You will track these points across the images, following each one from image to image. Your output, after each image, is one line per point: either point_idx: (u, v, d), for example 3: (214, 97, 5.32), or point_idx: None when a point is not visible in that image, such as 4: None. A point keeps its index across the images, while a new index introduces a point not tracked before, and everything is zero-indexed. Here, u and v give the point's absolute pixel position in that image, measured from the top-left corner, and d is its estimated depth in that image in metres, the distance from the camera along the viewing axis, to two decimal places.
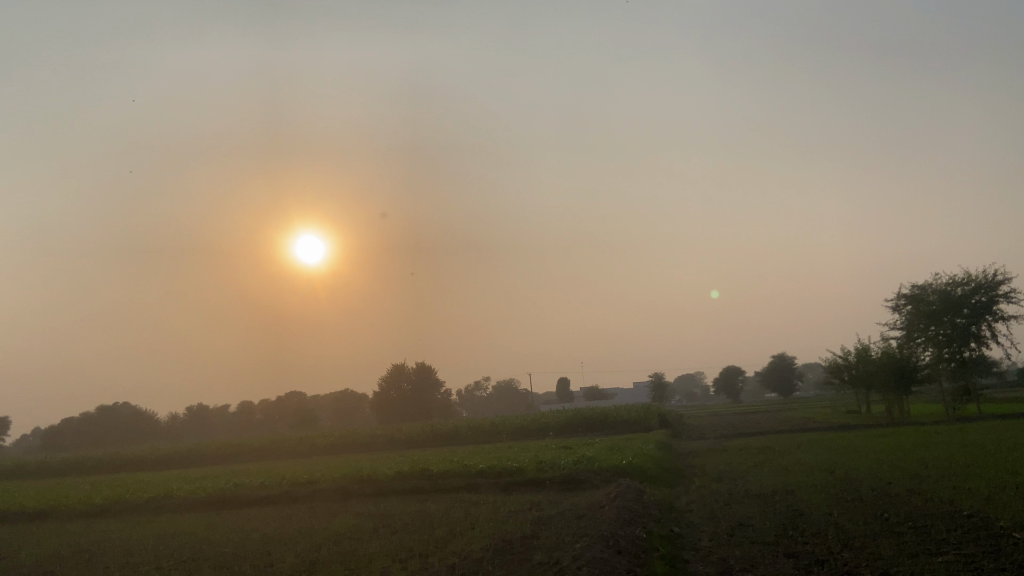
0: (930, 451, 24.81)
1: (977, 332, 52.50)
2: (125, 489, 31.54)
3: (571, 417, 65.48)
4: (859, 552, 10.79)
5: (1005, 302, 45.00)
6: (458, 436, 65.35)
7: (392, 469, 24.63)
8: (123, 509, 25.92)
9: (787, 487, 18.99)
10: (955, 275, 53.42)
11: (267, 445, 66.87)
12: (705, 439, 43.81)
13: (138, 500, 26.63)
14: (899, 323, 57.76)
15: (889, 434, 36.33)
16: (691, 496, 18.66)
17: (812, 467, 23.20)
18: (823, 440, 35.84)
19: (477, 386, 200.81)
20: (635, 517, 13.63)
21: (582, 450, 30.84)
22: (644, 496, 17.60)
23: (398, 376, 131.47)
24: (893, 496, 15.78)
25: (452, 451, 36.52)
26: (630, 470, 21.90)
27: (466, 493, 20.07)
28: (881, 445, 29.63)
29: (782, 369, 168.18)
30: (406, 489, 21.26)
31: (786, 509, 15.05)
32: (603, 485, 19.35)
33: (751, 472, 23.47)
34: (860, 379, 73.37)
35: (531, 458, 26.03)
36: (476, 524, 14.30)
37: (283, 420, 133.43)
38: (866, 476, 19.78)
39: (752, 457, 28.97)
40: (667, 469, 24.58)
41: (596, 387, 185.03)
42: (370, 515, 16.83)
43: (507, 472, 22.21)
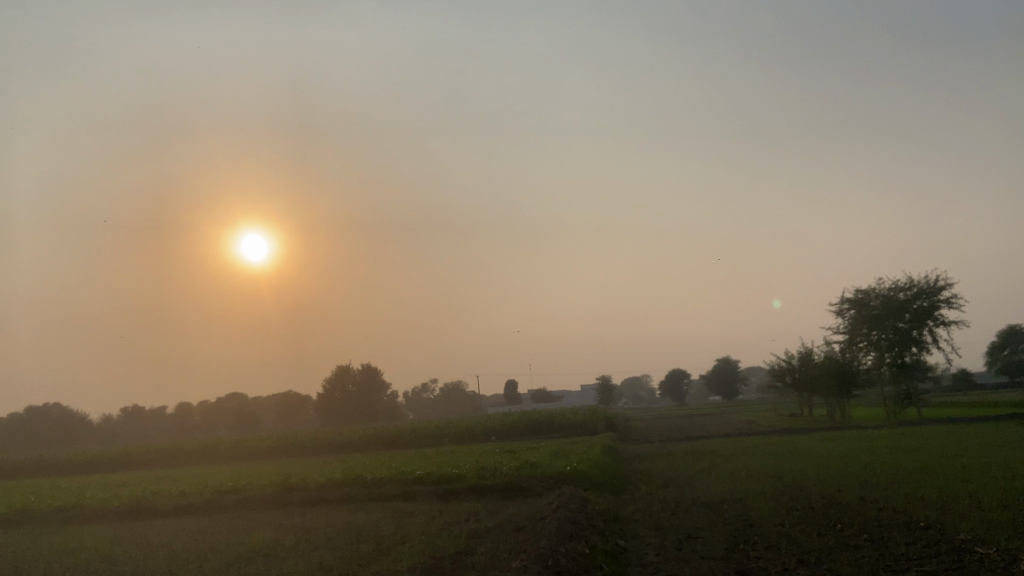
0: (875, 457, 24.80)
1: (917, 338, 53.23)
2: (36, 499, 28.84)
3: (518, 420, 64.61)
4: (817, 569, 10.07)
5: (945, 306, 45.60)
6: (403, 440, 63.88)
7: (324, 476, 23.26)
8: (31, 522, 23.51)
9: (734, 492, 18.36)
10: (896, 283, 54.11)
11: (203, 447, 64.32)
12: (651, 444, 43.39)
13: (47, 514, 24.25)
14: (841, 328, 58.40)
15: (833, 438, 36.24)
16: (637, 505, 17.90)
17: (761, 473, 22.66)
18: (766, 444, 35.54)
19: (424, 389, 198.67)
20: (579, 529, 12.76)
21: (527, 454, 29.96)
22: (593, 505, 16.78)
23: (343, 378, 128.76)
24: (843, 504, 15.24)
25: (392, 455, 35.22)
26: (576, 477, 21.02)
27: (400, 503, 18.92)
28: (827, 450, 29.36)
29: (727, 372, 170.44)
30: (337, 498, 19.98)
31: (738, 519, 14.36)
32: (546, 495, 18.46)
33: (699, 478, 22.81)
34: (802, 383, 74.19)
35: (471, 464, 24.94)
36: (406, 537, 13.21)
37: (224, 423, 129.62)
38: (815, 482, 19.29)
39: (699, 463, 28.43)
40: (613, 475, 23.79)
41: (543, 390, 184.75)
42: (295, 528, 15.60)
43: (445, 480, 21.09)
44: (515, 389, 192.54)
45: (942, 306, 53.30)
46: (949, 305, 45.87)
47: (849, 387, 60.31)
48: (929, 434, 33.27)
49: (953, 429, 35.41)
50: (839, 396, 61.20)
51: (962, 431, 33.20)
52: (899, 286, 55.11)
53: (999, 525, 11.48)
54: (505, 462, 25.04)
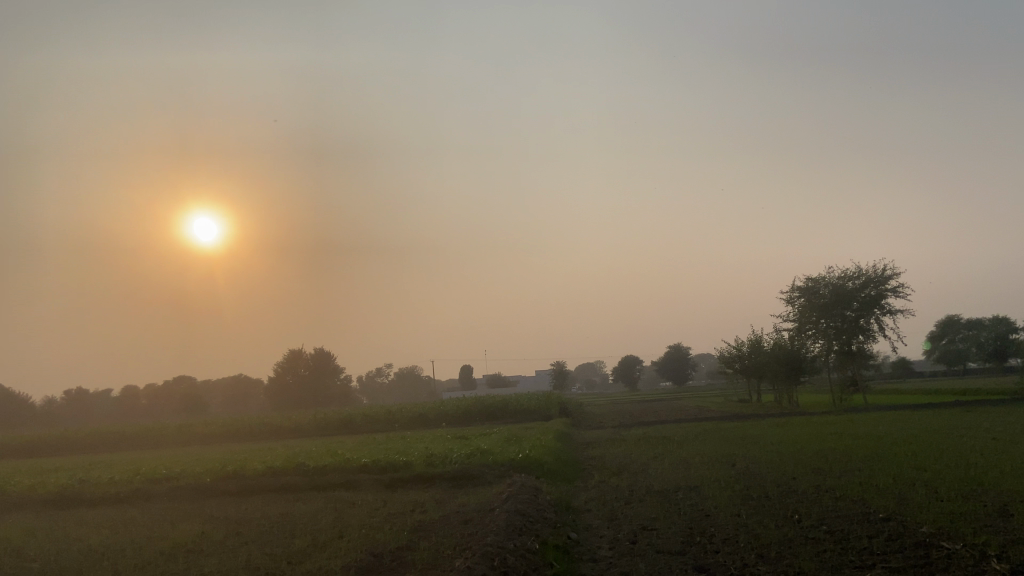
0: (826, 444, 24.79)
1: (866, 326, 53.91)
2: None
3: (470, 405, 63.92)
4: (778, 565, 9.58)
5: (892, 295, 46.16)
6: (353, 426, 62.70)
7: (262, 464, 22.17)
8: None
9: (688, 481, 17.93)
10: (847, 270, 54.61)
11: (143, 432, 62.16)
12: (603, 430, 43.10)
13: None
14: (791, 315, 58.92)
15: (784, 424, 36.34)
16: (589, 494, 17.36)
17: (715, 460, 22.37)
18: (718, 430, 35.48)
19: (377, 374, 196.80)
20: (530, 522, 12.12)
21: (477, 440, 29.26)
22: (544, 493, 16.21)
23: (294, 362, 126.04)
24: (801, 493, 14.91)
25: (338, 442, 34.19)
26: (528, 464, 20.40)
27: (343, 492, 18.06)
28: (779, 437, 29.33)
29: (678, 359, 172.40)
30: (275, 488, 18.98)
31: (694, 508, 13.94)
32: (496, 484, 17.80)
33: (654, 464, 22.44)
34: (752, 370, 75.04)
35: (419, 451, 24.12)
36: (344, 531, 12.42)
37: (170, 407, 126.33)
38: (769, 469, 19.07)
39: (652, 449, 28.10)
40: (565, 462, 23.26)
41: (497, 375, 184.53)
42: (228, 521, 14.69)
43: (392, 468, 20.26)
44: (469, 374, 191.85)
45: (889, 295, 54.06)
46: (897, 294, 46.45)
47: (798, 374, 61.06)
48: (878, 421, 33.56)
49: (899, 416, 35.84)
50: (788, 383, 61.91)
51: (908, 418, 33.58)
52: (849, 274, 55.74)
53: (961, 519, 11.17)
54: (455, 449, 24.27)
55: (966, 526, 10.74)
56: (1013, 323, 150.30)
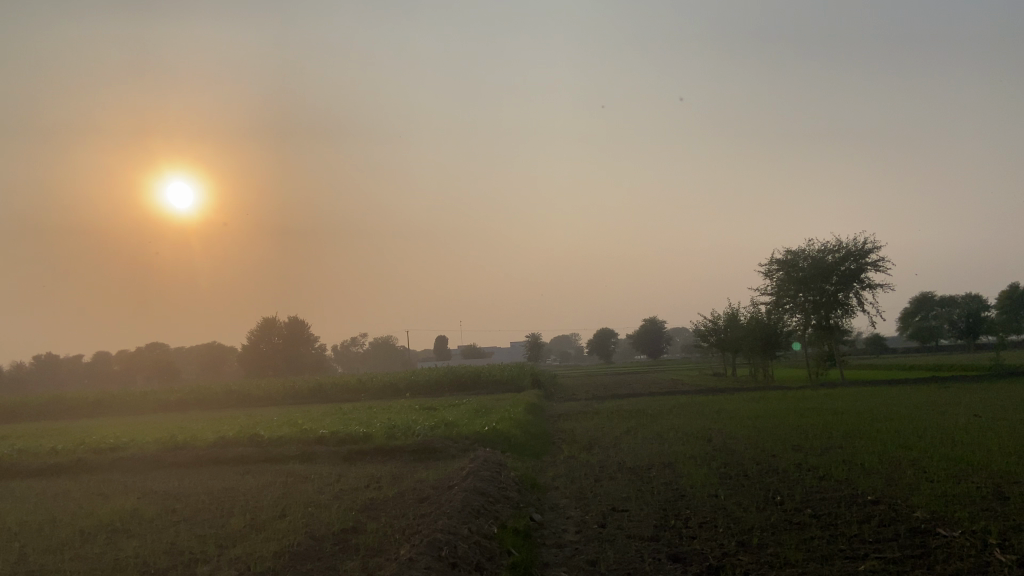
0: (804, 420, 24.12)
1: (844, 300, 53.47)
2: None
3: (443, 375, 63.06)
4: (759, 555, 8.71)
5: (872, 269, 45.63)
6: (325, 395, 61.65)
7: (215, 433, 21.02)
8: None
9: (663, 457, 17.09)
10: (827, 243, 54.04)
11: (109, 397, 60.68)
12: (577, 402, 42.39)
13: None
14: (769, 289, 58.40)
15: (760, 398, 35.75)
16: (558, 470, 16.45)
17: (690, 435, 21.58)
18: (693, 404, 34.84)
19: (353, 343, 195.28)
20: (489, 502, 11.13)
21: (445, 412, 28.30)
22: (511, 469, 15.22)
23: (268, 330, 124.21)
24: (780, 472, 14.11)
25: (303, 411, 33.13)
26: (495, 438, 19.44)
27: (296, 465, 17.00)
28: (756, 411, 28.66)
29: (654, 333, 172.77)
30: (225, 459, 17.86)
31: (666, 487, 13.11)
32: (459, 458, 16.82)
33: (627, 439, 21.61)
34: (728, 343, 74.79)
35: (383, 422, 23.09)
36: (287, 510, 11.40)
37: (140, 373, 124.33)
38: (746, 445, 18.31)
39: (625, 422, 27.32)
40: (535, 436, 22.36)
41: (473, 346, 183.92)
42: (165, 496, 13.59)
43: (352, 440, 19.20)
44: (445, 344, 191.06)
45: (868, 269, 53.60)
46: (877, 268, 45.96)
47: (774, 348, 60.77)
48: (856, 396, 33.04)
49: (876, 392, 35.37)
50: (764, 357, 61.62)
51: (885, 395, 33.09)
52: (828, 247, 55.14)
53: (954, 504, 10.38)
54: (421, 420, 23.28)
55: (961, 512, 9.93)
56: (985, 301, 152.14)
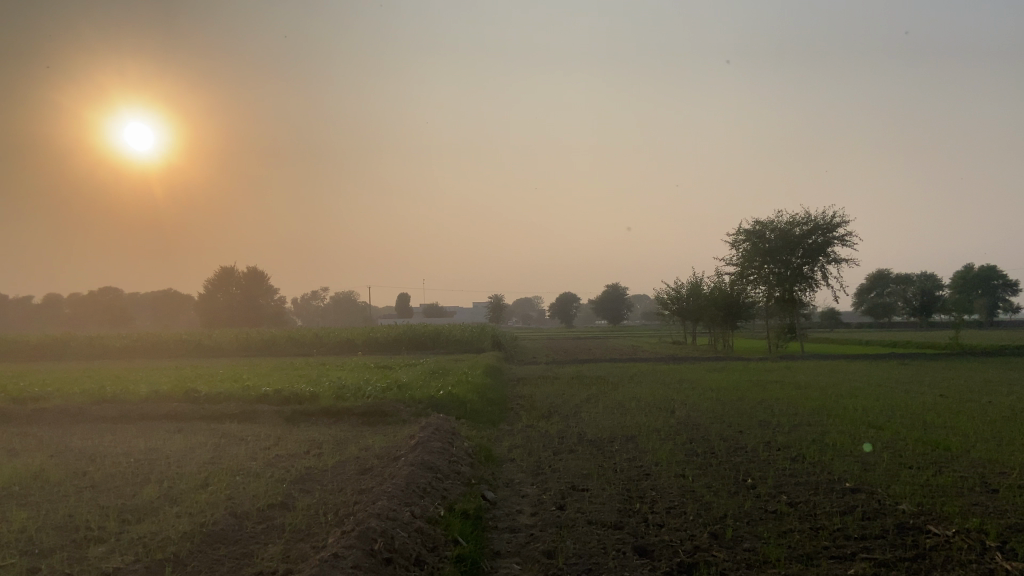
0: (768, 394, 23.51)
1: (809, 273, 53.26)
2: None
3: (402, 333, 61.82)
4: (735, 550, 7.85)
5: (840, 244, 45.31)
6: (280, 348, 60.06)
7: (149, 387, 19.57)
8: None
9: (626, 428, 16.20)
10: (796, 215, 53.59)
11: (52, 341, 58.27)
12: (537, 365, 41.55)
13: None
14: (735, 259, 57.95)
15: (723, 369, 35.28)
16: (514, 440, 15.48)
17: (653, 406, 20.80)
18: (654, 373, 34.19)
19: (314, 296, 192.73)
20: (437, 479, 10.10)
21: (400, 372, 27.15)
22: (464, 439, 14.18)
23: (226, 280, 121.17)
24: (750, 450, 13.31)
25: (252, 365, 31.71)
26: (450, 402, 18.38)
27: (233, 424, 15.78)
28: (719, 383, 28.05)
29: (616, 299, 173.15)
30: (156, 415, 16.54)
31: (630, 464, 12.22)
32: (410, 425, 15.74)
33: (588, 407, 20.75)
34: (690, 312, 74.68)
35: (332, 381, 21.88)
36: (212, 478, 10.28)
37: (91, 318, 120.78)
38: (712, 419, 17.55)
39: (586, 390, 26.49)
40: (493, 402, 21.37)
41: (435, 304, 182.49)
42: (79, 458, 12.32)
43: (296, 399, 17.97)
44: (406, 302, 189.26)
45: (835, 244, 53.38)
46: (844, 243, 45.67)
47: (736, 318, 60.67)
48: (819, 371, 32.68)
49: (838, 367, 35.16)
50: (725, 327, 61.54)
51: (848, 370, 32.80)
52: (797, 219, 54.74)
53: (938, 502, 9.67)
54: (374, 380, 22.14)
55: (947, 513, 9.21)
56: (939, 281, 155.19)
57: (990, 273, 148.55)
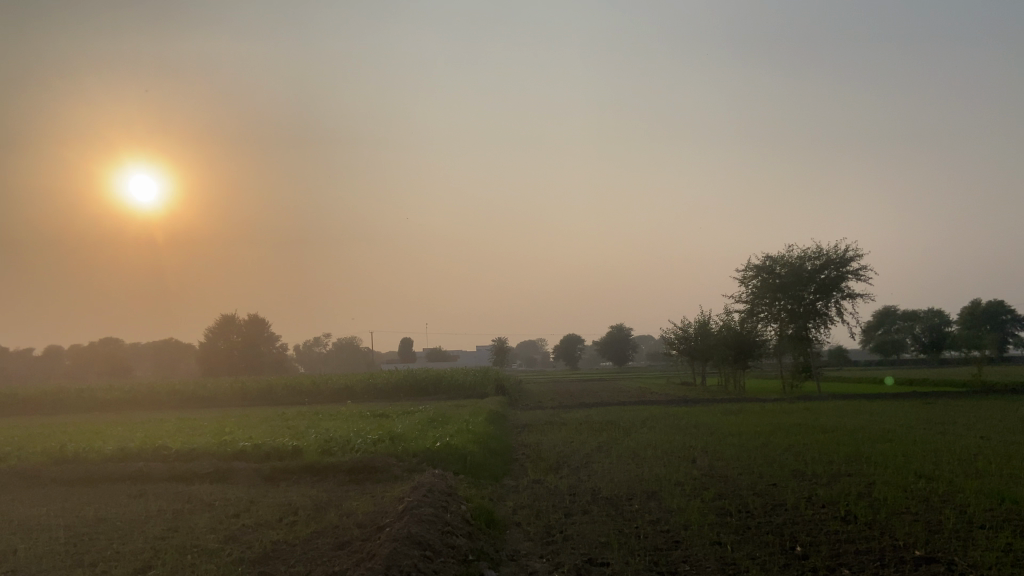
0: (793, 439, 21.72)
1: (823, 309, 51.60)
2: None
3: (403, 378, 59.99)
4: None
5: (854, 277, 43.80)
6: (278, 397, 58.30)
7: (119, 444, 17.92)
8: None
9: (643, 482, 14.54)
10: (807, 249, 52.10)
11: (45, 392, 56.66)
12: (541, 411, 39.63)
13: None
14: (744, 296, 56.37)
15: (738, 412, 33.49)
16: (519, 498, 13.85)
17: (670, 455, 19.03)
18: (667, 416, 32.30)
19: (316, 343, 191.13)
20: (426, 559, 8.57)
21: (396, 421, 25.38)
22: (461, 499, 12.53)
23: (227, 327, 119.73)
24: (789, 507, 11.72)
25: (240, 417, 29.85)
26: (447, 455, 16.69)
27: (204, 485, 14.14)
28: (737, 427, 26.30)
29: (620, 339, 171.27)
30: (120, 476, 14.91)
31: (656, 528, 10.61)
32: (401, 483, 14.09)
33: (599, 458, 19.04)
34: (698, 353, 72.82)
35: (320, 433, 20.13)
36: (159, 559, 8.78)
37: (90, 369, 119.25)
38: (740, 470, 15.84)
39: (596, 437, 24.69)
40: (496, 453, 19.65)
41: (437, 348, 180.71)
42: (17, 532, 10.76)
43: (277, 455, 16.30)
44: (409, 347, 187.44)
45: (848, 278, 51.83)
46: (859, 277, 44.18)
47: (747, 358, 58.88)
48: (841, 413, 30.80)
49: (858, 408, 33.35)
50: (736, 367, 59.68)
51: (872, 412, 30.94)
52: (808, 253, 53.25)
53: None
54: (365, 431, 20.45)
55: None
56: (947, 316, 153.17)
57: (999, 307, 146.17)
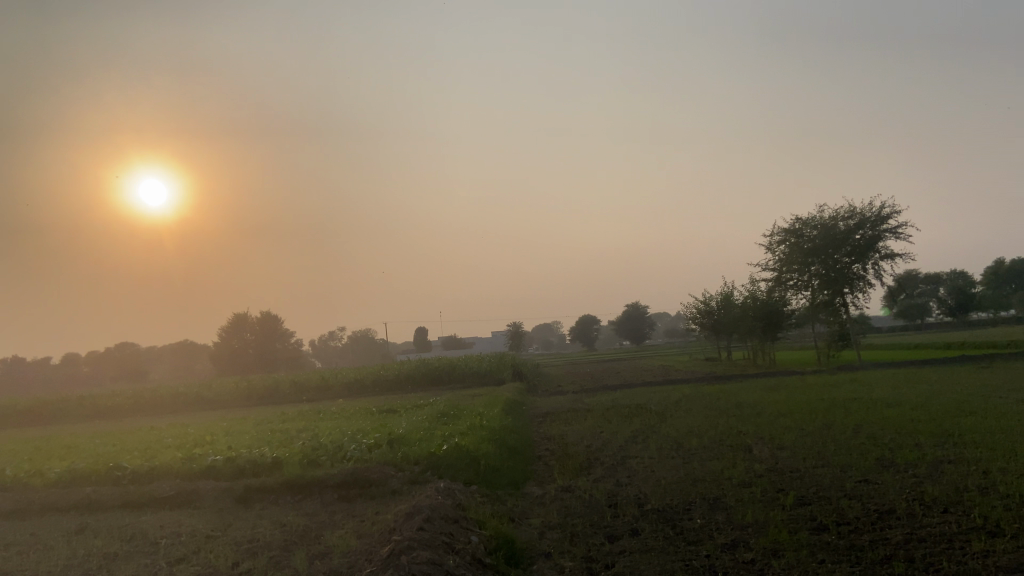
0: (856, 417, 18.94)
1: (859, 272, 48.38)
2: None
3: (417, 369, 57.47)
4: None
5: (892, 236, 40.74)
6: (289, 395, 55.98)
7: (74, 464, 15.43)
8: None
9: (697, 484, 12.08)
10: (839, 210, 48.93)
11: (49, 400, 54.74)
12: (562, 397, 36.98)
13: None
14: (771, 263, 53.40)
15: (778, 388, 30.60)
16: (548, 516, 11.45)
17: (719, 444, 16.36)
18: (701, 396, 29.44)
19: (332, 337, 189.70)
20: None
21: (401, 419, 22.67)
22: (471, 532, 10.17)
23: (241, 327, 117.55)
24: (892, 516, 9.64)
25: (234, 421, 27.36)
26: (456, 461, 14.08)
27: (159, 515, 11.66)
28: (785, 405, 23.39)
29: (636, 318, 168.36)
30: (62, 506, 12.47)
31: (736, 563, 8.61)
32: (398, 502, 11.56)
33: (634, 451, 16.41)
34: (722, 327, 69.83)
35: (309, 438, 17.50)
36: None
37: (107, 373, 118.05)
38: (811, 460, 13.26)
39: (625, 424, 21.95)
40: (515, 452, 17.00)
41: (454, 337, 178.51)
42: None
43: (253, 471, 13.73)
44: (424, 335, 185.49)
45: (884, 238, 48.58)
46: (897, 235, 41.09)
47: (776, 329, 55.89)
48: (896, 384, 27.85)
49: (912, 377, 30.37)
50: (765, 339, 56.67)
51: (932, 381, 27.87)
52: (840, 214, 50.04)
53: None
54: (363, 433, 17.79)
55: None
56: (971, 278, 149.11)
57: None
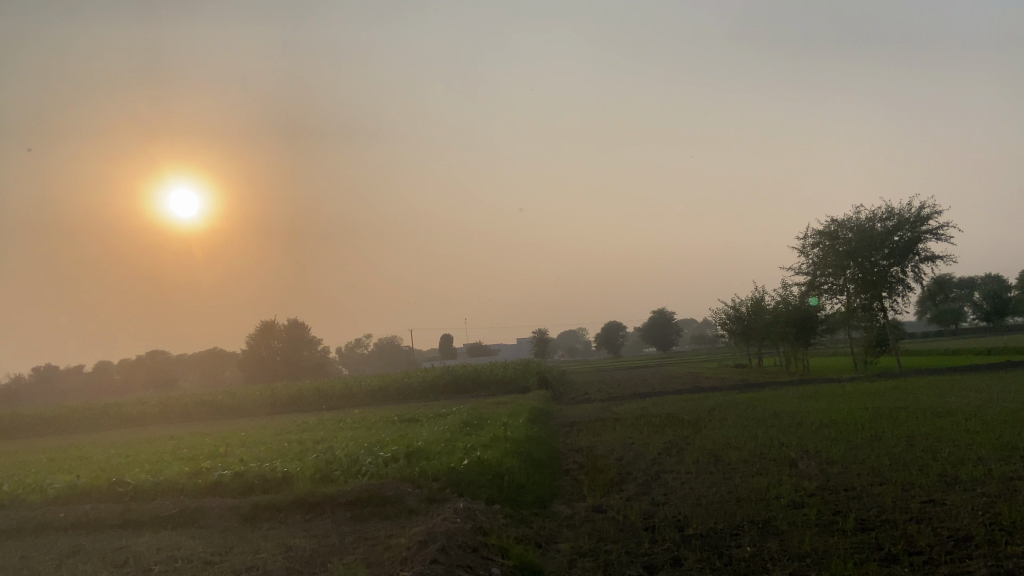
0: (908, 428, 17.77)
1: (898, 275, 46.80)
2: None
3: (441, 377, 56.83)
4: None
5: (933, 237, 39.24)
6: (313, 403, 55.58)
7: (81, 478, 15.02)
8: None
9: (743, 507, 11.21)
10: (877, 211, 47.36)
11: (76, 408, 54.90)
12: (589, 405, 36.11)
13: None
14: (805, 266, 51.93)
15: (816, 396, 29.32)
16: (580, 541, 10.70)
17: (761, 456, 15.40)
18: (735, 404, 28.29)
19: (358, 344, 190.23)
20: None
21: (422, 429, 21.91)
22: (493, 564, 9.49)
23: (268, 334, 117.89)
24: (968, 549, 8.71)
25: (253, 431, 26.85)
26: (477, 478, 13.32)
27: (159, 536, 11.19)
28: (828, 414, 22.20)
29: (663, 324, 166.49)
30: (62, 525, 12.06)
31: None
32: (411, 526, 10.92)
33: (669, 464, 15.49)
34: (752, 332, 68.28)
35: (324, 449, 16.87)
36: None
37: (137, 381, 119.09)
38: (866, 478, 12.26)
39: (657, 435, 20.95)
40: (541, 465, 16.17)
41: (479, 344, 177.76)
42: None
43: (263, 488, 13.33)
44: (449, 342, 185.07)
45: (924, 240, 46.93)
46: (938, 236, 39.54)
47: (809, 334, 54.33)
48: (943, 391, 26.48)
49: (956, 384, 28.96)
50: (798, 345, 55.14)
51: (980, 388, 26.47)
52: (877, 215, 48.45)
53: None
54: (381, 445, 17.08)
55: None
56: (1008, 281, 145.43)
57: None
